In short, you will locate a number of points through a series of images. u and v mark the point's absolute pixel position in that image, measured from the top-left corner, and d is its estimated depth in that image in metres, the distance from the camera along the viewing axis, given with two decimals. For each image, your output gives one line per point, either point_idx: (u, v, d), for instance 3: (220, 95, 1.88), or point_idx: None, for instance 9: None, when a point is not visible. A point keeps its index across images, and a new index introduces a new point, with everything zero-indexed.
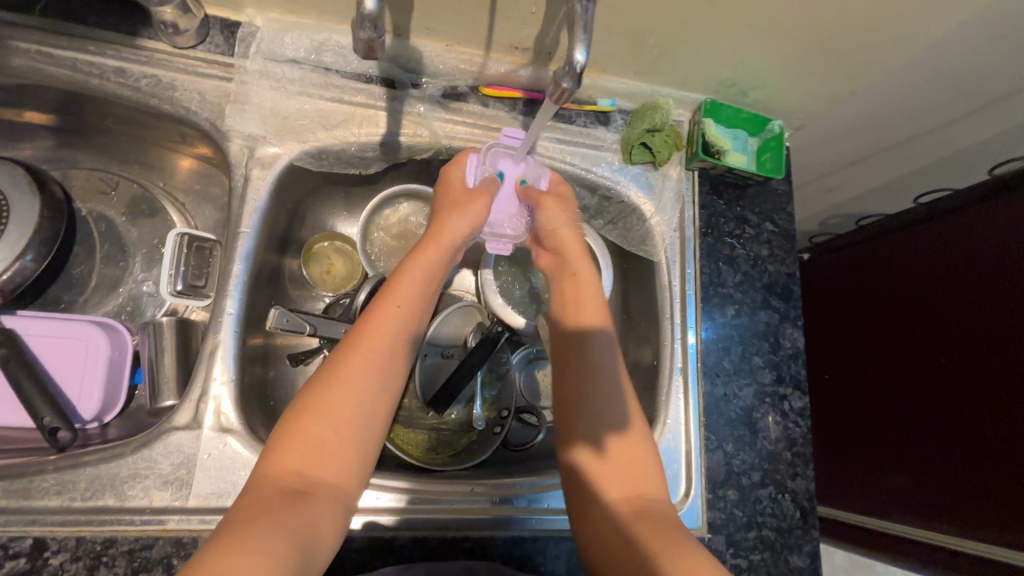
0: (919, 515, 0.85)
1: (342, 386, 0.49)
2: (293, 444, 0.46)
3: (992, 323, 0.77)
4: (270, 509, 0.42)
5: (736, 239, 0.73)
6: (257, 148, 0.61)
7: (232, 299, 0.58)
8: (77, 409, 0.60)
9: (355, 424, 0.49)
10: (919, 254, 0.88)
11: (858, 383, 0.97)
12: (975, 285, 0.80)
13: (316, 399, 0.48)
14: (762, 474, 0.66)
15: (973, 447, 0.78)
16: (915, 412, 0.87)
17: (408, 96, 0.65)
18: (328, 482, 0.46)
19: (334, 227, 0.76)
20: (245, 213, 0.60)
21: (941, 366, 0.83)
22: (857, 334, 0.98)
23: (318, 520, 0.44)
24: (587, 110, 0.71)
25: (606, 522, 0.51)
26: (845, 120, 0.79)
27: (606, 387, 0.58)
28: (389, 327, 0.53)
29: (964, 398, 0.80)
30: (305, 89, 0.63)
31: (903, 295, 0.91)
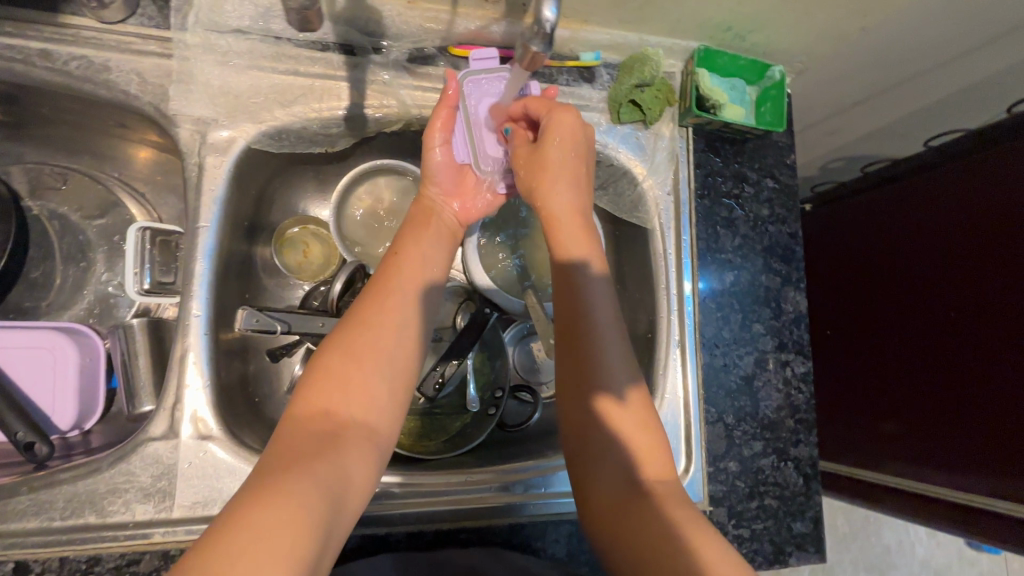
0: (920, 468, 0.85)
1: (361, 333, 0.47)
2: (322, 386, 0.45)
3: (1004, 277, 0.74)
4: (302, 452, 0.40)
5: (735, 199, 0.69)
6: (208, 132, 0.56)
7: (198, 299, 0.54)
8: (53, 421, 0.58)
9: (381, 366, 0.47)
10: (930, 198, 0.83)
11: (860, 338, 0.95)
12: (988, 239, 0.76)
13: (342, 342, 0.47)
14: (764, 443, 0.65)
15: (985, 396, 0.76)
16: (921, 366, 0.84)
17: (371, 63, 0.59)
18: (362, 426, 0.44)
19: (307, 210, 0.71)
20: (202, 204, 0.55)
21: (950, 322, 0.80)
22: (858, 288, 0.95)
23: (349, 461, 0.42)
24: (569, 66, 0.65)
25: (611, 503, 0.48)
26: (854, 58, 0.72)
27: (607, 350, 0.52)
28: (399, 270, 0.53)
29: (971, 355, 0.78)
30: (255, 61, 0.57)
31: (914, 243, 0.86)
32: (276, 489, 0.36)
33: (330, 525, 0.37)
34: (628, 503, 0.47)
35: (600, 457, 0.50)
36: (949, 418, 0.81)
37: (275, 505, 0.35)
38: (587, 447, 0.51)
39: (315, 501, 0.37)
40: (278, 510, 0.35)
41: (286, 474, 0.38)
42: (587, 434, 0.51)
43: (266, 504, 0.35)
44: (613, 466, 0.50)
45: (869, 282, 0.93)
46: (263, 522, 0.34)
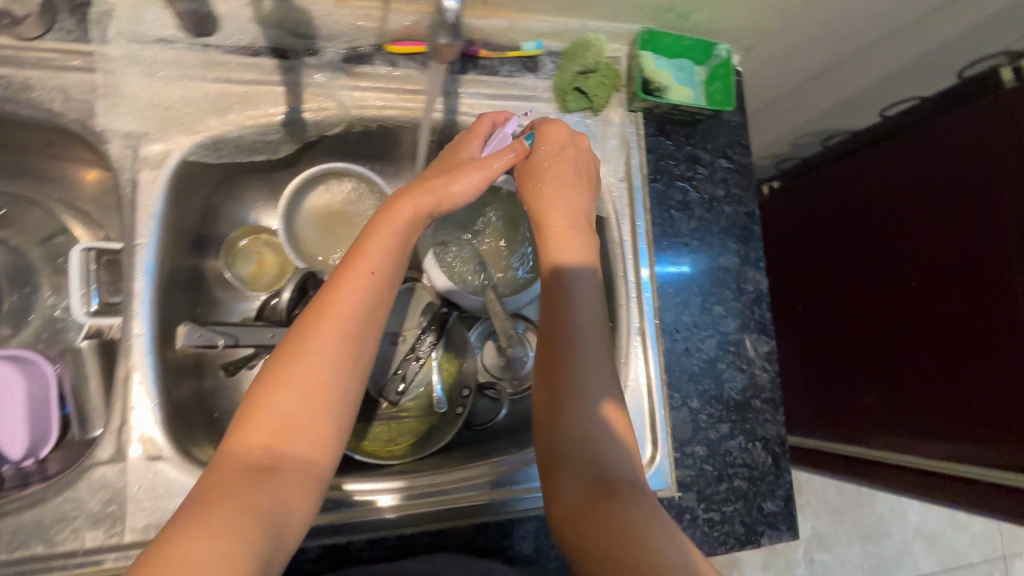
0: (897, 439, 0.85)
1: (306, 358, 0.44)
2: (260, 420, 0.42)
3: (988, 243, 0.73)
4: (235, 490, 0.39)
5: (689, 181, 0.68)
6: (140, 146, 0.55)
7: (141, 319, 0.53)
8: (4, 449, 0.56)
9: (327, 402, 0.44)
10: (900, 170, 0.83)
11: (835, 313, 0.94)
12: (960, 209, 0.76)
13: (280, 370, 0.44)
14: (730, 425, 0.65)
15: (962, 365, 0.76)
16: (903, 338, 0.83)
17: (305, 66, 0.58)
18: (301, 461, 0.43)
19: (259, 219, 0.70)
20: (138, 221, 0.54)
21: (934, 291, 0.79)
22: (829, 263, 0.95)
23: (286, 497, 0.40)
24: (511, 57, 0.63)
25: (571, 508, 0.45)
26: (802, 31, 0.71)
27: (589, 348, 0.53)
28: (358, 289, 0.48)
29: (946, 325, 0.78)
30: (184, 71, 0.55)
31: (886, 215, 0.86)
32: (206, 529, 0.35)
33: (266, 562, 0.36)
34: (591, 504, 0.44)
35: (569, 458, 0.49)
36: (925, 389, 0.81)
37: (203, 546, 0.34)
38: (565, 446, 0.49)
39: (248, 532, 0.36)
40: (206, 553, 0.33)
41: (218, 511, 0.37)
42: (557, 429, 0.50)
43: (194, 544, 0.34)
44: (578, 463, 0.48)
45: (845, 254, 0.92)
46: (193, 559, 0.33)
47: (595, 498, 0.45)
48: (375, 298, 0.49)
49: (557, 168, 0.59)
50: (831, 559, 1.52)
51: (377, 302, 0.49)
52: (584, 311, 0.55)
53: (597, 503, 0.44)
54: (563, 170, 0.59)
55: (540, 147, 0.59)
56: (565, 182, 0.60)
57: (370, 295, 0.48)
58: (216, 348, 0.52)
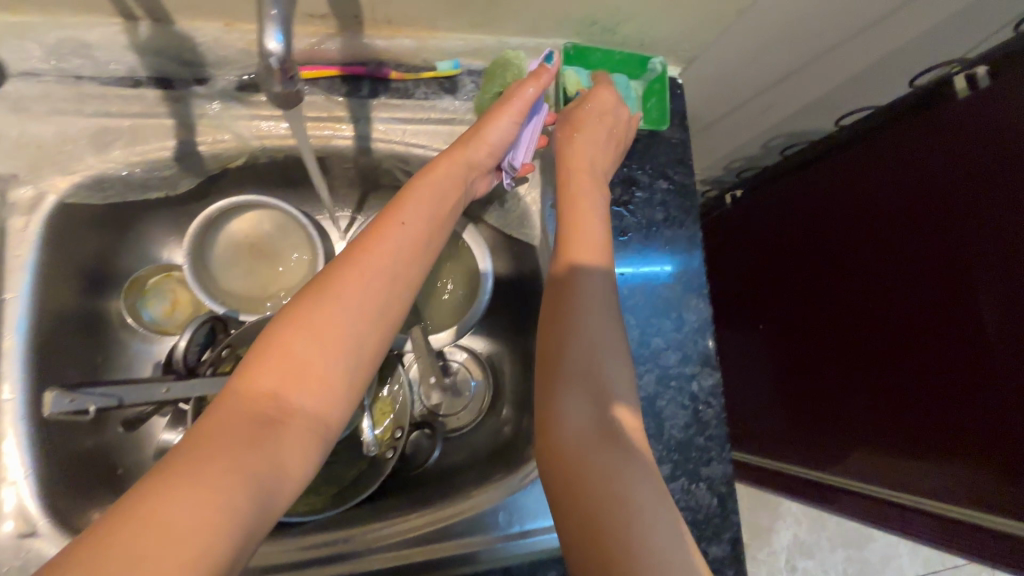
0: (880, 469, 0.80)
1: (330, 304, 0.41)
2: (272, 362, 0.38)
3: (960, 252, 0.67)
4: (232, 440, 0.34)
5: (624, 206, 0.64)
6: (9, 191, 0.50)
7: (13, 381, 0.49)
8: None
9: (343, 355, 0.40)
10: (867, 182, 0.79)
11: (805, 332, 0.90)
12: (928, 223, 0.70)
13: (300, 311, 0.40)
14: (671, 466, 0.61)
15: (938, 395, 0.71)
16: (876, 351, 0.78)
17: (195, 95, 0.53)
18: (309, 416, 0.38)
19: (171, 256, 0.65)
20: (7, 272, 0.49)
21: (907, 304, 0.73)
22: (796, 279, 0.91)
23: (287, 454, 0.36)
24: (426, 78, 0.59)
25: (567, 449, 0.44)
26: (747, 39, 0.67)
27: (601, 324, 0.50)
28: (393, 241, 0.46)
29: (917, 351, 0.73)
30: (57, 106, 0.51)
31: (854, 229, 0.81)
32: (193, 484, 0.31)
33: (253, 527, 0.32)
34: (594, 447, 0.44)
35: (573, 384, 0.47)
36: (901, 417, 0.76)
37: (189, 501, 0.30)
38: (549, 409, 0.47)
39: (239, 493, 0.32)
40: (189, 512, 0.30)
41: (207, 464, 0.32)
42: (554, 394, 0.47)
43: (179, 500, 0.30)
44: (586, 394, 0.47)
45: (816, 265, 0.87)
46: (179, 518, 0.30)
47: (598, 449, 0.43)
48: (408, 252, 0.46)
49: (593, 125, 0.57)
50: (812, 567, 1.50)
51: (411, 258, 0.46)
52: (594, 293, 0.52)
53: (594, 452, 0.43)
54: (597, 124, 0.57)
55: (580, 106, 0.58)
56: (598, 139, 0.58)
57: (405, 248, 0.46)
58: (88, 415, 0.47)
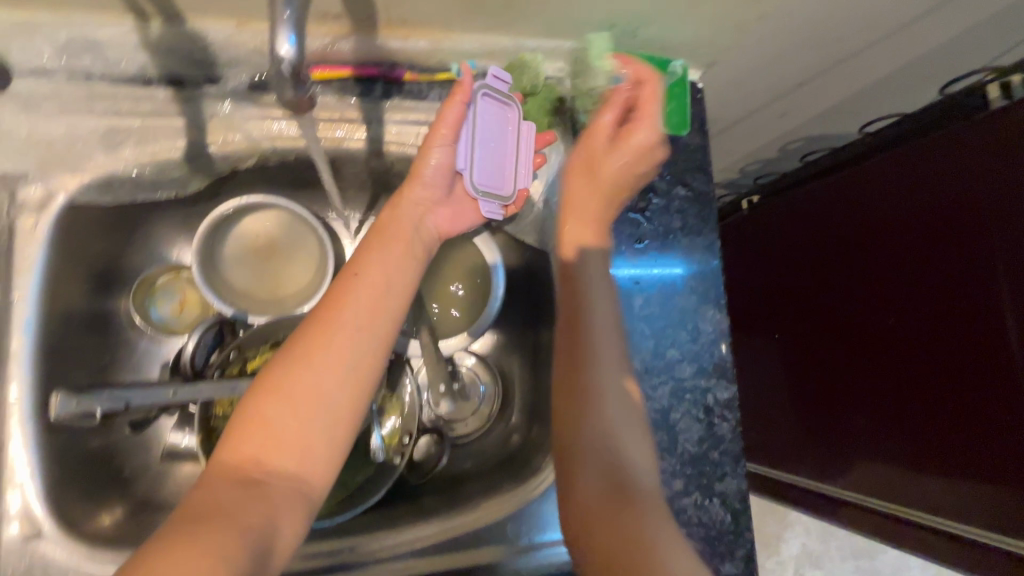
0: (892, 484, 0.79)
1: (302, 365, 0.43)
2: (253, 428, 0.41)
3: (982, 268, 0.65)
4: (220, 508, 0.37)
5: (641, 213, 0.62)
6: (18, 190, 0.49)
7: (20, 381, 0.49)
8: None
9: (318, 413, 0.43)
10: (887, 190, 0.77)
11: (819, 339, 0.88)
12: (950, 237, 0.69)
13: (276, 377, 0.43)
14: (684, 480, 0.59)
15: (958, 412, 0.69)
16: (892, 371, 0.77)
17: (206, 95, 0.52)
18: (290, 475, 0.41)
19: (180, 257, 0.64)
20: (18, 273, 0.49)
21: (921, 320, 0.72)
22: (812, 286, 0.89)
23: (272, 516, 0.39)
24: (440, 79, 0.58)
25: (591, 513, 0.50)
26: (773, 40, 0.65)
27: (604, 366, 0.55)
28: (358, 296, 0.47)
29: (934, 366, 0.71)
30: (66, 105, 0.50)
31: (871, 238, 0.79)
32: (179, 552, 0.33)
33: None
34: (610, 505, 0.49)
35: (587, 417, 0.53)
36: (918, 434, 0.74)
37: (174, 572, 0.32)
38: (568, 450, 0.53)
39: (230, 549, 0.35)
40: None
41: (196, 531, 0.35)
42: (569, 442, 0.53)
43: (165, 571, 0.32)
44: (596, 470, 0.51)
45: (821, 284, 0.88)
46: None
47: (615, 501, 0.49)
48: (374, 304, 0.48)
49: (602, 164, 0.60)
50: None
51: (379, 309, 0.48)
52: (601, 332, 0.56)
53: (612, 500, 0.49)
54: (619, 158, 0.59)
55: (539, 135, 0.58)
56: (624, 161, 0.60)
57: (370, 301, 0.48)
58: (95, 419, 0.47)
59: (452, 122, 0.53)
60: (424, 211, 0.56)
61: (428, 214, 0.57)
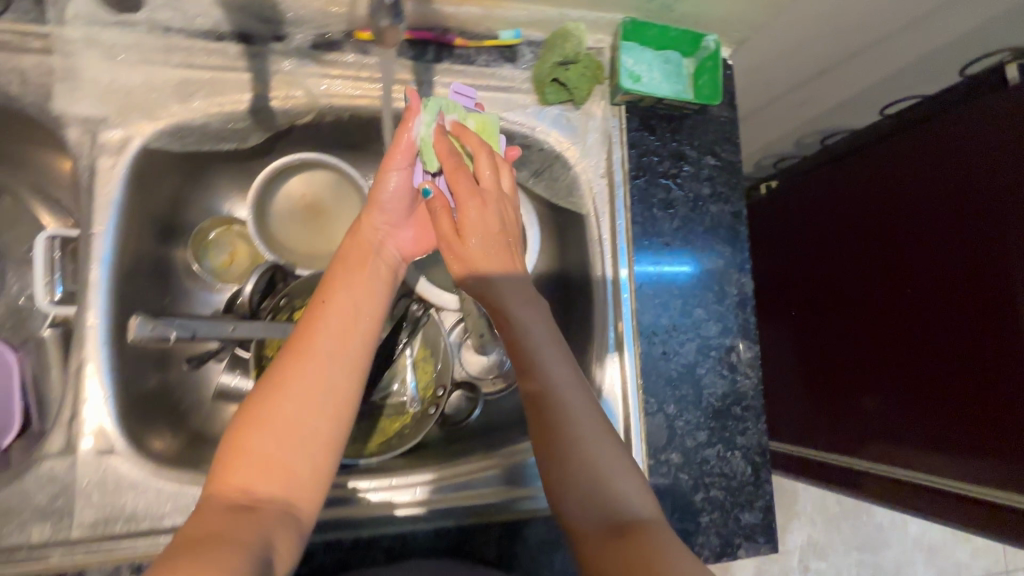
0: (899, 450, 0.81)
1: (281, 392, 0.42)
2: (237, 461, 0.40)
3: (989, 234, 0.69)
4: (215, 535, 0.35)
5: (673, 179, 0.65)
6: (100, 132, 0.53)
7: (96, 308, 0.52)
8: None
9: (304, 437, 0.41)
10: (899, 166, 0.80)
11: (831, 312, 0.91)
12: (959, 207, 0.72)
13: (255, 408, 0.41)
14: (708, 433, 0.62)
15: (963, 371, 0.72)
16: (903, 342, 0.79)
17: (272, 52, 0.56)
18: (279, 500, 0.39)
19: (232, 210, 0.68)
20: (97, 208, 0.53)
21: (929, 286, 0.76)
22: (823, 262, 0.93)
23: (269, 539, 0.37)
24: (488, 46, 0.61)
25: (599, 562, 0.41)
26: (801, 20, 0.68)
27: (569, 395, 0.47)
28: (337, 314, 0.46)
29: (942, 330, 0.74)
30: (146, 56, 0.54)
31: (884, 214, 0.82)
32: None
33: None
34: (616, 545, 0.41)
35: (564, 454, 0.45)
36: (925, 398, 0.77)
37: None
38: (557, 489, 0.45)
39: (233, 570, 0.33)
40: None
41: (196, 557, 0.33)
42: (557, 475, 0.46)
43: None
44: (588, 496, 0.44)
45: (842, 277, 0.89)
46: None
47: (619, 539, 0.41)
48: (356, 324, 0.46)
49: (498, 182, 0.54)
50: (825, 567, 1.49)
51: (359, 326, 0.46)
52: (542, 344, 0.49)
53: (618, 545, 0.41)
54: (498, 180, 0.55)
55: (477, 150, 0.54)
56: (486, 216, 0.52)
57: (350, 320, 0.46)
58: (168, 341, 0.50)
59: (409, 149, 0.52)
60: (384, 236, 0.54)
61: (390, 238, 0.54)
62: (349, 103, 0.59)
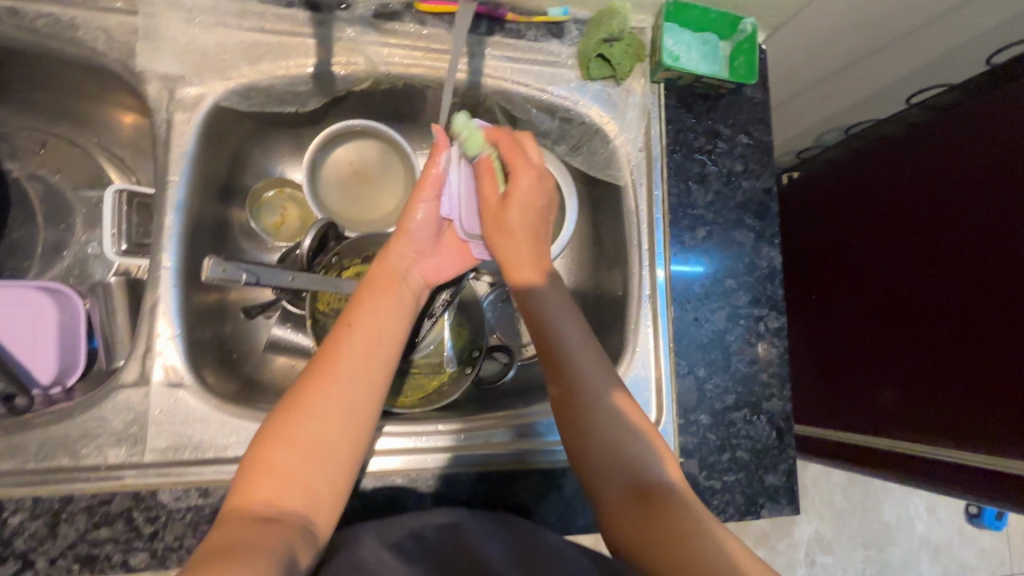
0: (913, 429, 0.77)
1: (305, 410, 0.45)
2: (266, 473, 0.43)
3: (1013, 200, 0.66)
4: (244, 540, 0.38)
5: (708, 154, 0.68)
6: (177, 89, 0.57)
7: (169, 251, 0.55)
8: (43, 367, 0.59)
9: (325, 452, 0.45)
10: (925, 141, 0.79)
11: (845, 288, 0.88)
12: (985, 174, 0.70)
13: (281, 426, 0.45)
14: (736, 397, 0.65)
15: (983, 341, 0.68)
16: (919, 316, 0.76)
17: (336, 19, 0.60)
18: (301, 511, 0.43)
19: (284, 173, 0.72)
20: (172, 159, 0.56)
21: (950, 256, 0.73)
22: (840, 240, 0.90)
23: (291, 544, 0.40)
24: (537, 22, 0.65)
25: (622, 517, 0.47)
26: (835, 6, 0.71)
27: (596, 390, 0.52)
28: (358, 338, 0.49)
29: (963, 300, 0.71)
30: (221, 19, 0.57)
31: (907, 187, 0.80)
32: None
33: None
34: (635, 510, 0.47)
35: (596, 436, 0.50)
36: (941, 371, 0.73)
37: None
38: (596, 476, 0.50)
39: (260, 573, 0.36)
40: None
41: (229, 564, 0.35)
42: (588, 459, 0.50)
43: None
44: (618, 482, 0.49)
45: (857, 252, 0.86)
46: None
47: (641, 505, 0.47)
48: (376, 348, 0.50)
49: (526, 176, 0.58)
50: (832, 564, 1.48)
51: (378, 348, 0.50)
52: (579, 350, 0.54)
53: (638, 512, 0.46)
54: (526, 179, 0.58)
55: (512, 174, 0.57)
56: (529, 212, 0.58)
57: (371, 343, 0.50)
58: (237, 282, 0.52)
59: (435, 183, 0.59)
60: (410, 263, 0.58)
61: (415, 264, 0.59)
62: (406, 71, 0.62)
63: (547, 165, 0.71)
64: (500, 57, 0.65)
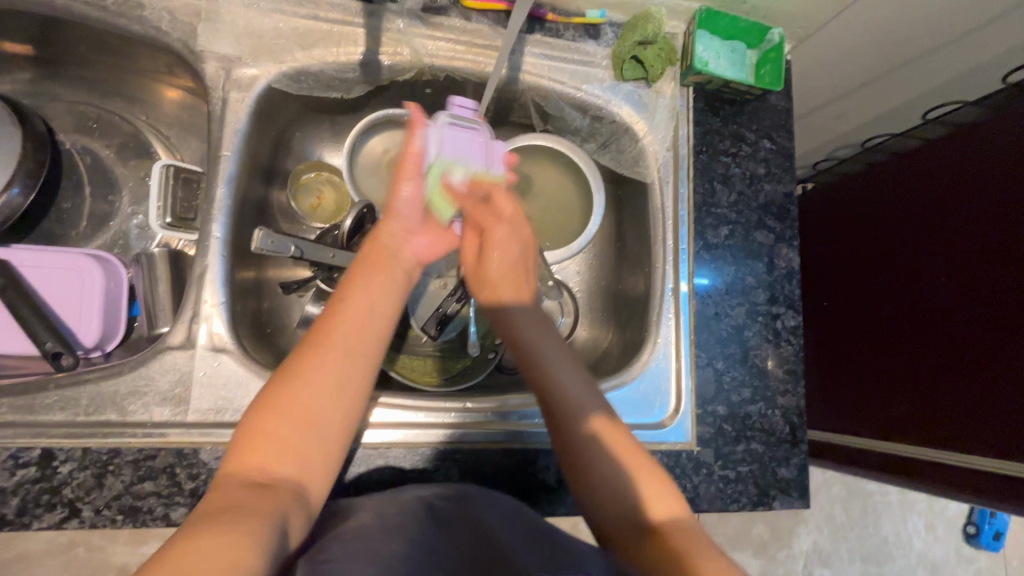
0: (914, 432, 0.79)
1: (300, 379, 0.46)
2: (259, 440, 0.44)
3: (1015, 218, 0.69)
4: (240, 501, 0.39)
5: (732, 157, 0.71)
6: (233, 69, 0.60)
7: (218, 223, 0.58)
8: (87, 329, 0.61)
9: (318, 422, 0.46)
10: (934, 158, 0.82)
11: (854, 298, 0.90)
12: (992, 191, 0.73)
13: (276, 394, 0.46)
14: (752, 391, 0.67)
15: (986, 349, 0.71)
16: (921, 328, 0.79)
17: (387, 11, 0.63)
18: (293, 479, 0.44)
19: (322, 157, 0.74)
20: (225, 136, 0.59)
21: (954, 271, 0.75)
22: (850, 251, 0.93)
23: (284, 510, 0.41)
24: (575, 23, 0.68)
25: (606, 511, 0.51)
26: (859, 21, 0.74)
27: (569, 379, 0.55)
28: (357, 311, 0.51)
29: (967, 311, 0.73)
30: (278, 5, 0.60)
31: (915, 203, 0.83)
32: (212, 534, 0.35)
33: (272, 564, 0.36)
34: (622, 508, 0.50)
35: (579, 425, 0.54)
36: (944, 378, 0.75)
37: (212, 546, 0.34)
38: (576, 462, 0.53)
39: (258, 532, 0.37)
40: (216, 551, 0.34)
41: (229, 521, 0.37)
42: (574, 451, 0.54)
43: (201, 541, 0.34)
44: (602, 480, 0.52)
45: (865, 264, 0.89)
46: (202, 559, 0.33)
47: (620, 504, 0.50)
48: (372, 323, 0.51)
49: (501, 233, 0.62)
50: None
51: (376, 324, 0.52)
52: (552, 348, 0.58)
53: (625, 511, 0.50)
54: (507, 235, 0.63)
55: (490, 190, 0.64)
56: (504, 265, 0.62)
57: (368, 318, 0.51)
58: (285, 254, 0.57)
59: (417, 160, 0.59)
60: (401, 242, 0.59)
61: (406, 243, 0.60)
62: (448, 63, 0.65)
63: (575, 159, 0.73)
64: (538, 54, 0.68)
